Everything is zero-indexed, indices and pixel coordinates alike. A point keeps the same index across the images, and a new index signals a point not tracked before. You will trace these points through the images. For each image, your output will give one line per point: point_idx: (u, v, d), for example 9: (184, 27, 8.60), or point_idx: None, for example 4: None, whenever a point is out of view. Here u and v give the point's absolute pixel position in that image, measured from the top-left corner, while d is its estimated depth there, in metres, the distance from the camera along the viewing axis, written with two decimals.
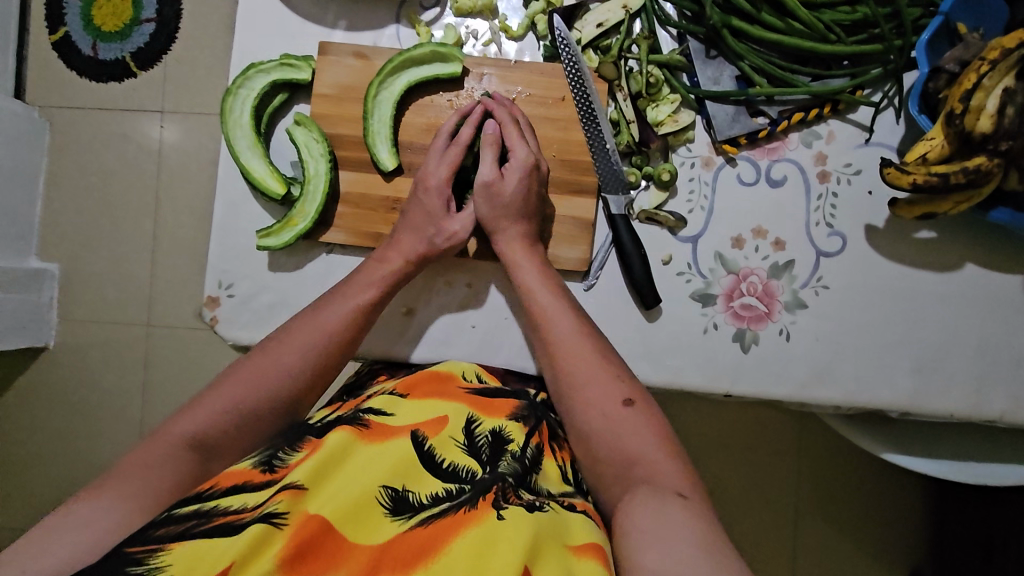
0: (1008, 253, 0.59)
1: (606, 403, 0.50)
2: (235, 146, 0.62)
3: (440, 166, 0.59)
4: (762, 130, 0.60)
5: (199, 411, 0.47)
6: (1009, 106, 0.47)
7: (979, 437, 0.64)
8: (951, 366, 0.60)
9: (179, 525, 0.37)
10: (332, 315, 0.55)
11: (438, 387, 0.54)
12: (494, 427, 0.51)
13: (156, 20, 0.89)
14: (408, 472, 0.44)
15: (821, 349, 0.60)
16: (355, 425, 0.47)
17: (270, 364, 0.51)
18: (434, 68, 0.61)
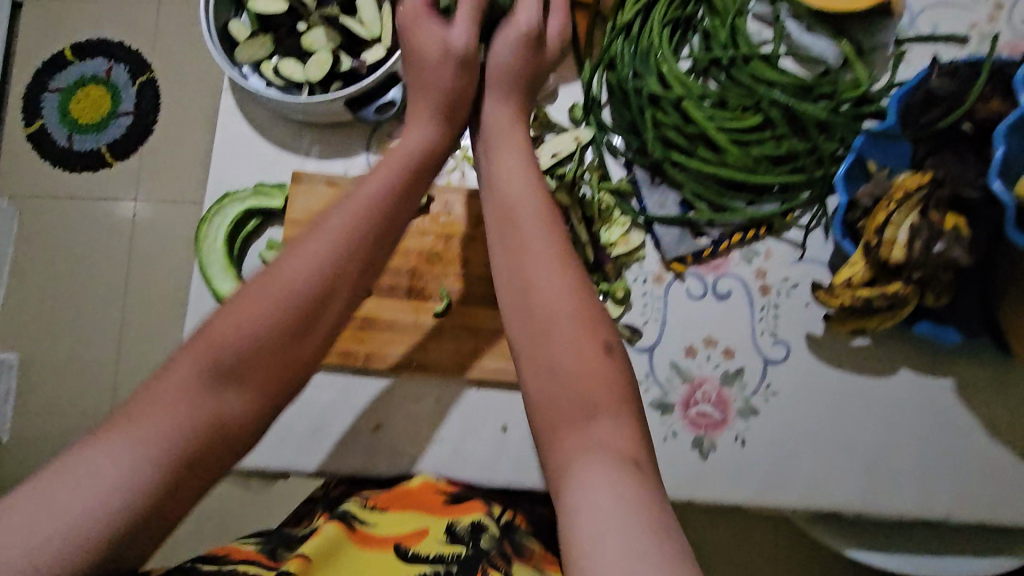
0: (938, 358, 0.63)
1: (568, 331, 0.44)
2: (207, 271, 0.64)
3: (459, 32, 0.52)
4: (705, 250, 0.66)
5: (213, 337, 0.41)
6: (917, 239, 0.53)
7: (929, 535, 0.67)
8: (897, 468, 0.63)
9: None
10: (336, 223, 0.46)
11: (419, 492, 0.58)
12: (471, 520, 0.54)
13: (132, 112, 1.06)
14: (392, 565, 0.47)
15: (774, 454, 0.63)
16: (347, 520, 0.51)
17: (249, 323, 0.41)
18: None
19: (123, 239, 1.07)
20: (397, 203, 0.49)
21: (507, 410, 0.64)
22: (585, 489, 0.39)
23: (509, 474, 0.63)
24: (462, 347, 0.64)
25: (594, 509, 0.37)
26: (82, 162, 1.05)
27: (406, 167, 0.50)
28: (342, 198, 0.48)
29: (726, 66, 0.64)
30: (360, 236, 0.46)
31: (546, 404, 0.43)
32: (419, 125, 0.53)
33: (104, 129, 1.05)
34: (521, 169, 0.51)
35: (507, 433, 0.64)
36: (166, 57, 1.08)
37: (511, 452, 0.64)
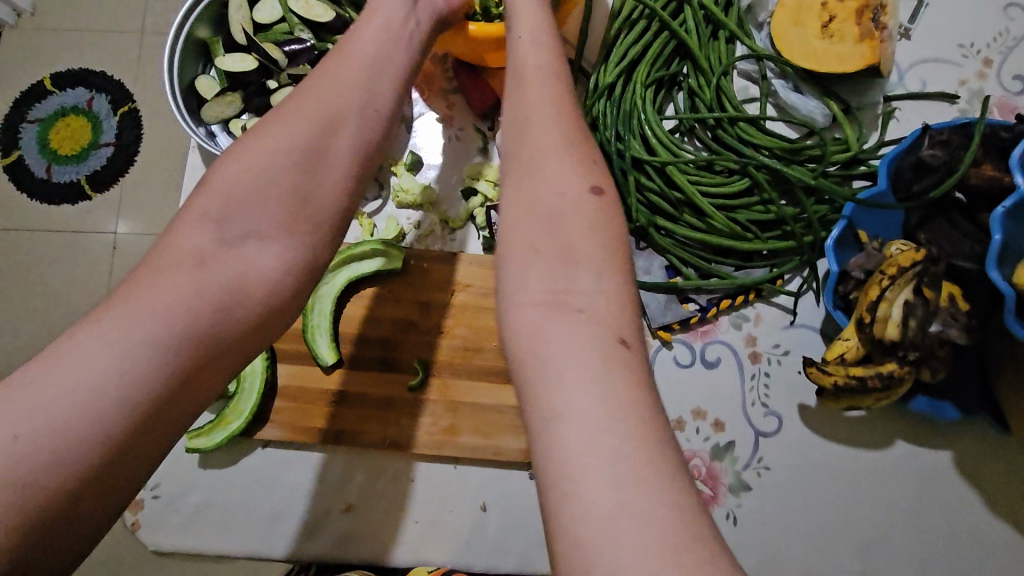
0: (934, 429, 0.61)
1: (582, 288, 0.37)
2: None
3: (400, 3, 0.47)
4: (693, 316, 0.63)
5: (213, 187, 0.38)
6: (912, 318, 0.51)
7: None
8: (896, 547, 0.60)
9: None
10: (289, 139, 0.39)
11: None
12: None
13: (114, 144, 0.91)
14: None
15: (768, 534, 0.60)
16: None
17: (247, 168, 0.38)
18: (376, 262, 0.62)
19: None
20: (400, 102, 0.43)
21: (486, 488, 0.61)
22: (577, 394, 0.33)
23: (489, 557, 0.60)
24: (438, 421, 0.61)
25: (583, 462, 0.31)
26: (59, 196, 0.88)
27: (354, 92, 0.41)
28: (267, 122, 0.40)
29: (711, 125, 0.63)
30: (357, 118, 0.41)
31: (526, 340, 0.36)
32: (337, 64, 0.42)
33: (83, 159, 0.90)
34: (539, 69, 0.44)
35: (487, 513, 0.61)
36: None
37: (490, 534, 0.60)
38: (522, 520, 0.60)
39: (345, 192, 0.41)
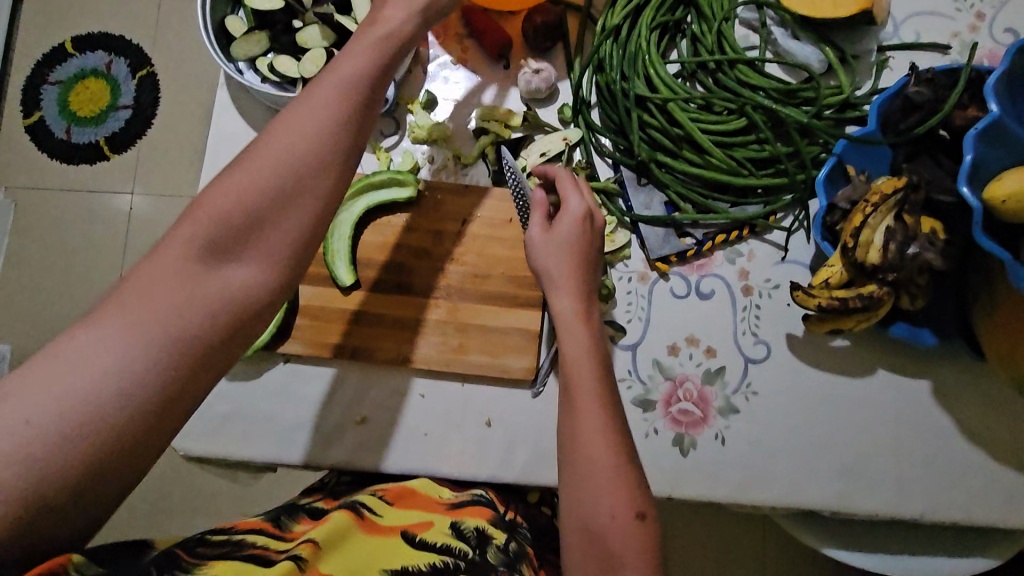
0: (915, 360, 0.64)
1: (592, 397, 0.49)
2: None
3: (407, 21, 0.49)
4: (689, 250, 0.67)
5: (208, 208, 0.40)
6: (892, 242, 0.54)
7: (894, 532, 0.68)
8: (875, 470, 0.63)
9: (216, 547, 0.42)
10: (235, 198, 0.40)
11: (421, 500, 0.58)
12: (478, 524, 0.56)
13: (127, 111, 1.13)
14: (408, 554, 0.49)
15: (754, 453, 0.64)
16: (355, 510, 0.51)
17: (105, 354, 0.35)
18: (393, 191, 0.66)
19: (112, 231, 1.14)
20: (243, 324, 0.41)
21: (493, 405, 0.65)
22: None
23: (493, 468, 0.64)
24: (448, 341, 0.65)
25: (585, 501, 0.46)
26: (79, 157, 1.12)
27: (335, 150, 0.43)
28: (245, 152, 0.42)
29: (713, 69, 0.66)
30: (279, 237, 0.42)
31: (572, 528, 0.46)
32: (308, 110, 0.43)
33: (102, 121, 1.12)
34: (584, 324, 0.52)
35: (491, 428, 0.65)
36: (173, 62, 1.14)
37: (495, 447, 0.65)
38: (525, 436, 0.65)
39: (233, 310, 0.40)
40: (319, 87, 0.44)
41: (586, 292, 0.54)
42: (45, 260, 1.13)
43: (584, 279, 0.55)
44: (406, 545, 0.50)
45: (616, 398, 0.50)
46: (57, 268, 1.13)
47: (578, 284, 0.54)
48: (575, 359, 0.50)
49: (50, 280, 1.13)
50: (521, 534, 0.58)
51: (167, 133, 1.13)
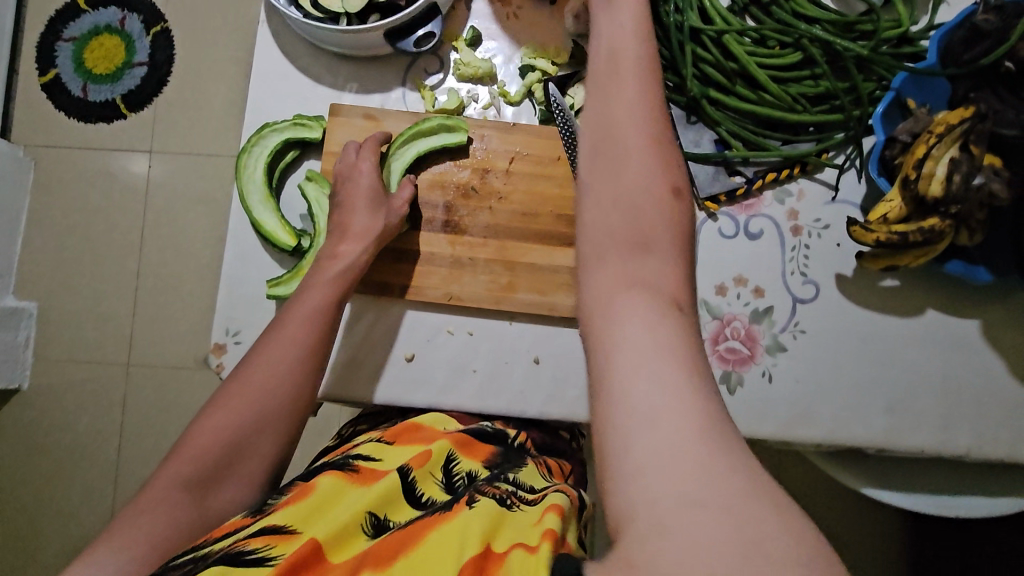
0: (964, 298, 0.64)
1: (637, 294, 0.40)
2: (248, 201, 0.65)
3: (365, 158, 0.63)
4: (740, 189, 0.66)
5: (298, 310, 0.56)
6: (956, 173, 0.53)
7: (933, 471, 0.69)
8: (920, 408, 0.63)
9: (175, 570, 0.39)
10: (292, 329, 0.55)
11: (420, 434, 0.57)
12: (471, 466, 0.54)
13: (146, 66, 1.11)
14: (392, 500, 0.47)
15: (800, 390, 0.64)
16: (344, 471, 0.50)
17: (218, 427, 0.49)
18: (443, 137, 0.66)
19: (135, 187, 1.13)
20: (302, 380, 0.53)
21: (539, 343, 0.66)
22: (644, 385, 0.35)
23: (542, 405, 0.65)
24: (497, 280, 0.65)
25: (633, 437, 0.34)
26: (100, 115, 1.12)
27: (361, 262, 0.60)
28: (306, 279, 0.59)
29: (766, 3, 0.64)
30: (298, 365, 0.53)
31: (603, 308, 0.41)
32: (354, 214, 0.61)
33: (123, 81, 1.11)
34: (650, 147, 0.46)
35: (539, 364, 0.66)
36: (192, 15, 1.12)
37: (544, 384, 0.65)
38: (572, 373, 0.66)
39: (290, 394, 0.52)
40: (343, 207, 0.62)
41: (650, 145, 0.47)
42: (69, 218, 1.14)
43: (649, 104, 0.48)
44: (393, 486, 0.48)
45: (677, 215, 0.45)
46: (81, 225, 1.14)
47: (631, 238, 0.43)
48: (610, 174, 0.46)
49: (76, 238, 1.13)
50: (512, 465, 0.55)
51: (186, 89, 1.12)
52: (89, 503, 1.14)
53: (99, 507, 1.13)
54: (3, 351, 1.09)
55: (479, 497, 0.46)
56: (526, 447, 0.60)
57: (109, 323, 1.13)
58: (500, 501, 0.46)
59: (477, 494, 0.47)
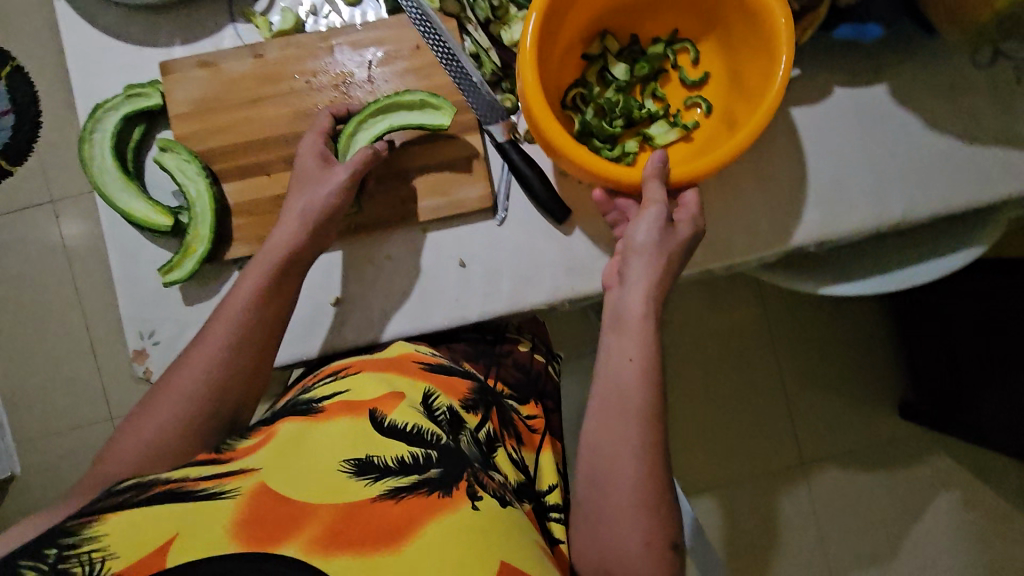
0: (866, 66, 0.61)
1: (633, 362, 0.47)
2: (108, 193, 0.60)
3: (311, 140, 0.58)
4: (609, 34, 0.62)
5: (240, 292, 0.52)
6: None
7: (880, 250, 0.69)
8: (851, 190, 0.62)
9: (120, 497, 0.37)
10: (218, 331, 0.50)
11: (393, 365, 0.55)
12: (451, 404, 0.51)
13: (12, 111, 1.03)
14: (370, 439, 0.43)
15: (729, 209, 0.62)
16: (305, 413, 0.46)
17: (155, 424, 0.46)
18: (421, 116, 0.60)
19: (49, 244, 1.06)
20: (247, 355, 0.50)
21: (461, 244, 0.63)
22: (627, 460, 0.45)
23: (481, 306, 0.62)
24: (398, 197, 0.62)
25: (598, 491, 0.45)
26: None
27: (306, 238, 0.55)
28: (245, 266, 0.55)
29: None
30: (227, 365, 0.49)
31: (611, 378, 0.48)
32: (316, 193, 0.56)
33: None
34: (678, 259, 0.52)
35: (466, 266, 0.63)
36: (27, 37, 1.01)
37: (476, 285, 0.63)
38: (501, 264, 0.63)
39: (244, 367, 0.50)
40: (293, 189, 0.57)
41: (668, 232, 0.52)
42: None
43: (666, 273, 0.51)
44: (364, 428, 0.44)
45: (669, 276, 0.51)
46: (8, 297, 1.07)
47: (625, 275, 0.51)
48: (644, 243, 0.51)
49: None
50: (492, 427, 0.53)
51: (59, 123, 1.04)
52: None
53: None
54: None
55: (479, 488, 0.42)
56: (500, 394, 0.59)
57: (72, 384, 1.08)
58: (501, 499, 0.43)
59: (478, 483, 0.42)
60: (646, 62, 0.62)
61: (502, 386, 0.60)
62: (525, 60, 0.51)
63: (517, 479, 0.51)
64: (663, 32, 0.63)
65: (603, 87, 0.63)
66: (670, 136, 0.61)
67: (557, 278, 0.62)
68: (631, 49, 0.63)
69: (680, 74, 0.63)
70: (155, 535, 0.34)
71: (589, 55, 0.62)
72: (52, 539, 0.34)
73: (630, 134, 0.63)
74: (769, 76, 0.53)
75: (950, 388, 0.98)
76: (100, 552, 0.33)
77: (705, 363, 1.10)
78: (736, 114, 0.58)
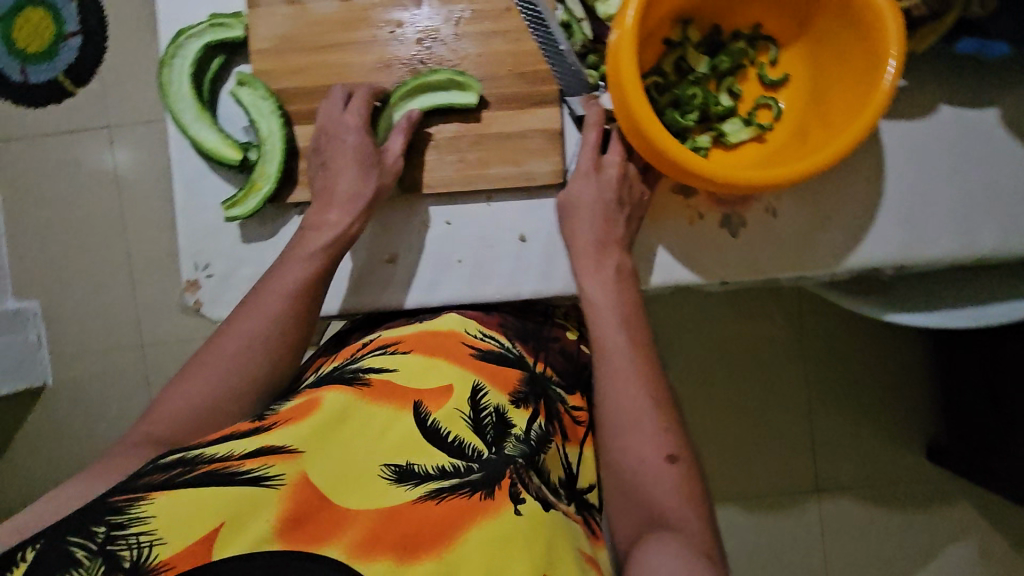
0: (977, 87, 0.58)
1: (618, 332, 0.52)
2: (181, 120, 0.59)
3: (352, 112, 0.58)
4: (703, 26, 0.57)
5: (284, 274, 0.52)
6: None
7: (957, 280, 0.66)
8: (942, 215, 0.58)
9: (164, 473, 0.34)
10: (269, 294, 0.50)
11: (443, 347, 0.52)
12: (500, 402, 0.48)
13: (80, 33, 1.02)
14: (412, 442, 0.41)
15: (808, 218, 0.59)
16: (355, 388, 0.44)
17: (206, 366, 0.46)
18: (449, 95, 0.59)
19: (103, 170, 1.07)
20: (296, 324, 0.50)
21: (524, 219, 0.61)
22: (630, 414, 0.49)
23: (536, 283, 0.61)
24: (466, 159, 0.60)
25: (625, 441, 0.48)
26: (45, 98, 1.05)
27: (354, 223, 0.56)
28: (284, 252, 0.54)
29: None
30: (281, 319, 0.49)
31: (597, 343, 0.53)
32: (336, 176, 0.57)
33: (56, 54, 1.02)
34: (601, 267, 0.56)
35: (527, 243, 0.61)
36: None
37: (533, 262, 0.61)
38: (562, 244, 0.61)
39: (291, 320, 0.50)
40: (330, 166, 0.57)
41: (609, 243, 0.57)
42: (46, 212, 1.08)
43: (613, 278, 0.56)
44: (407, 425, 0.42)
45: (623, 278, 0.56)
46: (59, 215, 1.08)
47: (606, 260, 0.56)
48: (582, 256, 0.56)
49: (46, 223, 1.09)
50: (544, 425, 0.49)
51: (124, 50, 1.03)
52: None
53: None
54: (21, 352, 1.07)
55: (522, 489, 0.41)
56: (547, 377, 0.55)
57: (112, 307, 1.10)
58: (544, 502, 0.42)
59: (520, 484, 0.41)
60: (726, 55, 0.57)
61: (548, 369, 0.56)
62: (623, 48, 0.49)
63: (559, 475, 0.48)
64: (745, 26, 0.58)
65: (677, 77, 0.58)
66: (743, 136, 0.57)
67: None
68: (711, 40, 0.57)
69: (760, 72, 0.58)
70: (202, 523, 0.32)
71: (670, 41, 0.57)
72: (97, 516, 0.31)
73: (702, 129, 0.58)
74: (866, 94, 0.49)
75: (984, 442, 0.94)
76: (148, 538, 0.31)
77: (732, 375, 1.06)
78: (814, 127, 0.54)
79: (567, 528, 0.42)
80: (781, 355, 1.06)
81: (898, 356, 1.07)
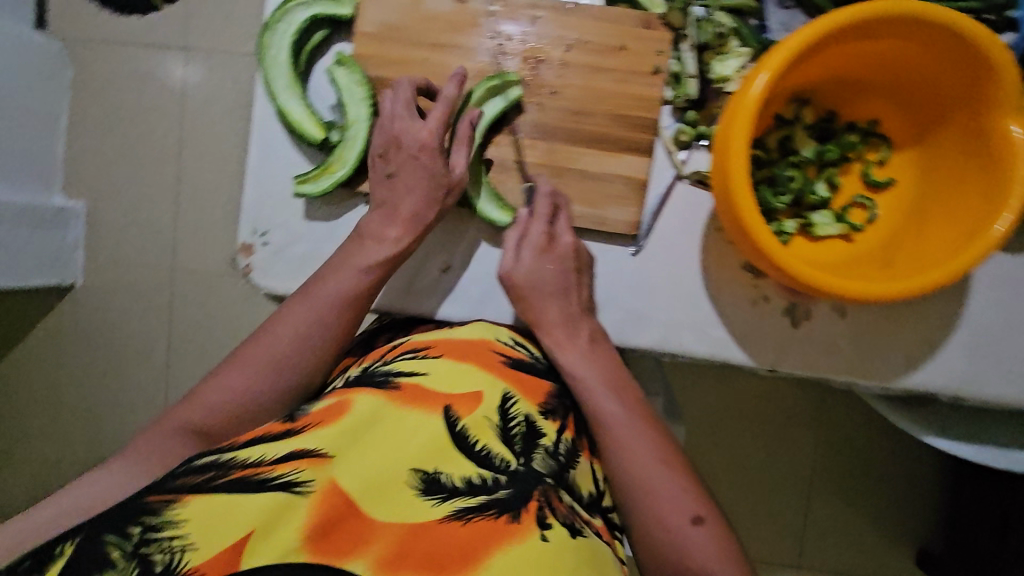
0: None
1: (599, 380, 0.52)
2: (272, 86, 0.58)
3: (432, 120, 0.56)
4: (818, 112, 0.55)
5: (335, 277, 0.51)
6: None
7: (1002, 420, 0.65)
8: (1014, 356, 0.57)
9: (198, 477, 0.33)
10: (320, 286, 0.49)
11: (473, 352, 0.49)
12: (529, 412, 0.46)
13: None
14: (443, 450, 0.39)
15: (877, 328, 0.57)
16: (385, 391, 0.42)
17: None
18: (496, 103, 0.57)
19: (172, 91, 1.05)
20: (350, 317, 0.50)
21: None
22: (636, 468, 0.47)
23: None
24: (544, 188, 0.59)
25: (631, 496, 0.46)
26: (130, 8, 1.03)
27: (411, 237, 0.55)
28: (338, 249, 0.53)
29: None
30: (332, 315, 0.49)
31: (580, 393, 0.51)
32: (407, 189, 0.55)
33: None
34: (571, 324, 0.55)
35: None
36: None
37: None
38: (619, 294, 0.60)
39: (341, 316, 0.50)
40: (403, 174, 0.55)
41: (577, 305, 0.56)
42: (106, 119, 1.05)
43: (587, 336, 0.54)
44: (438, 429, 0.40)
45: (598, 342, 0.55)
46: (114, 124, 1.06)
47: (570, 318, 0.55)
48: (553, 321, 0.54)
49: (98, 129, 1.06)
50: (572, 439, 0.48)
51: None
52: (114, 404, 1.12)
53: (142, 411, 1.11)
54: (56, 251, 1.05)
55: (549, 514, 0.37)
56: None
57: (146, 229, 1.08)
58: (571, 529, 0.38)
59: (548, 507, 0.38)
60: (836, 145, 0.54)
61: None
62: (739, 124, 0.46)
63: (588, 490, 0.46)
64: (862, 120, 0.56)
65: (778, 156, 0.56)
66: (831, 231, 0.54)
67: (671, 327, 0.59)
68: (824, 126, 0.55)
69: (865, 169, 0.56)
70: (233, 530, 0.31)
71: (780, 117, 0.55)
72: (133, 516, 0.31)
73: (790, 213, 0.56)
74: (980, 226, 0.46)
75: None
76: (180, 543, 0.30)
77: (750, 445, 1.01)
78: (907, 244, 0.52)
79: (599, 551, 0.39)
80: (803, 441, 1.01)
81: (931, 470, 1.01)
